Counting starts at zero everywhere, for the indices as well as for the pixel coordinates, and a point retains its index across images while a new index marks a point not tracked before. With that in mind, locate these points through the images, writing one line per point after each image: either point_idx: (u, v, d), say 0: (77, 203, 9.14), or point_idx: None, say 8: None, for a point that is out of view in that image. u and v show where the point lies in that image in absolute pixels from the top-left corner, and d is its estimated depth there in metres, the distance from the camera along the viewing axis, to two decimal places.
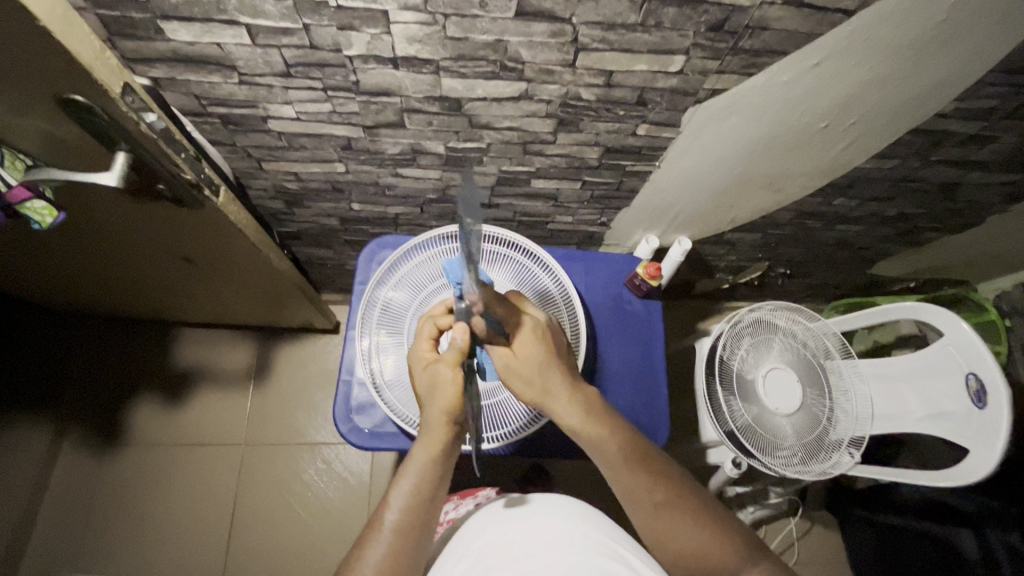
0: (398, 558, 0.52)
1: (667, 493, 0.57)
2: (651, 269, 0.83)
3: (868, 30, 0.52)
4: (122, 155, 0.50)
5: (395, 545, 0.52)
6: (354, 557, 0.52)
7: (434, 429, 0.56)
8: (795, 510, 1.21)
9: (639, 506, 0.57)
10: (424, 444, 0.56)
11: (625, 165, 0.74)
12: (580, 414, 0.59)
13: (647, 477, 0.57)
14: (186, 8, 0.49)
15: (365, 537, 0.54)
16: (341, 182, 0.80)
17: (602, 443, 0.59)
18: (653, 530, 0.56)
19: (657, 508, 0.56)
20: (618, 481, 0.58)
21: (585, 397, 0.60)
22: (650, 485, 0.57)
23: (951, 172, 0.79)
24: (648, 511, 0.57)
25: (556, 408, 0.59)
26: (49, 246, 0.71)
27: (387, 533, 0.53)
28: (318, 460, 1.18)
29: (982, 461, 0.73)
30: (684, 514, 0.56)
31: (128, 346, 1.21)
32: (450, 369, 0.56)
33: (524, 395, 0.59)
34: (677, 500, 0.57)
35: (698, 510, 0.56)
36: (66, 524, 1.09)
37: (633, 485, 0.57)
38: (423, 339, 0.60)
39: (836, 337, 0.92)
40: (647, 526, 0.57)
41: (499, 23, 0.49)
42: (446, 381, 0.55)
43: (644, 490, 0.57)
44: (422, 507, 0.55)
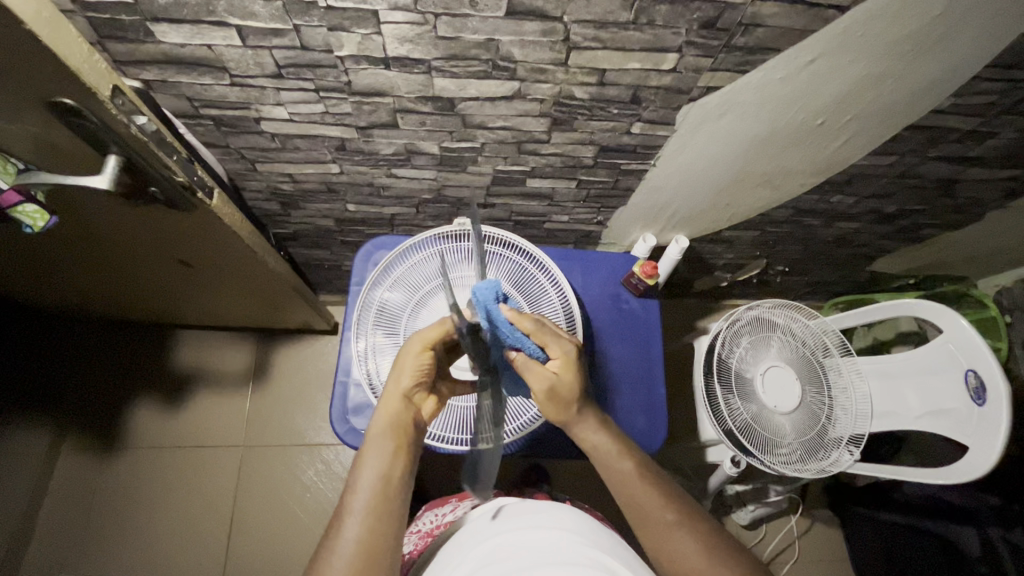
0: (369, 537, 0.51)
1: (678, 513, 0.57)
2: (648, 267, 0.82)
3: (861, 26, 0.52)
4: (114, 159, 0.50)
5: (364, 527, 0.52)
6: (325, 547, 0.51)
7: (389, 403, 0.59)
8: (795, 508, 1.21)
9: (648, 523, 0.57)
10: (378, 419, 0.59)
11: (620, 163, 0.74)
12: (606, 438, 0.61)
13: (656, 495, 0.58)
14: (176, 10, 0.48)
15: (334, 526, 0.53)
16: (336, 183, 0.80)
17: (616, 462, 0.60)
18: (661, 550, 0.56)
19: (668, 526, 0.56)
20: (629, 500, 0.59)
21: (608, 424, 0.63)
22: (662, 503, 0.57)
23: (949, 168, 0.78)
24: (656, 528, 0.56)
25: (583, 432, 0.61)
26: (45, 249, 0.71)
27: (353, 518, 0.52)
28: (317, 462, 1.18)
29: (983, 458, 0.73)
30: (692, 534, 0.55)
31: (127, 348, 1.21)
32: (416, 346, 0.60)
33: (555, 415, 0.61)
34: (685, 518, 0.57)
35: (704, 530, 0.56)
36: (66, 526, 1.09)
37: (646, 501, 0.58)
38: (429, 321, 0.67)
39: (835, 335, 0.91)
40: (654, 544, 0.56)
41: (490, 22, 0.49)
42: (408, 357, 0.60)
43: (654, 508, 0.57)
44: (387, 491, 0.55)
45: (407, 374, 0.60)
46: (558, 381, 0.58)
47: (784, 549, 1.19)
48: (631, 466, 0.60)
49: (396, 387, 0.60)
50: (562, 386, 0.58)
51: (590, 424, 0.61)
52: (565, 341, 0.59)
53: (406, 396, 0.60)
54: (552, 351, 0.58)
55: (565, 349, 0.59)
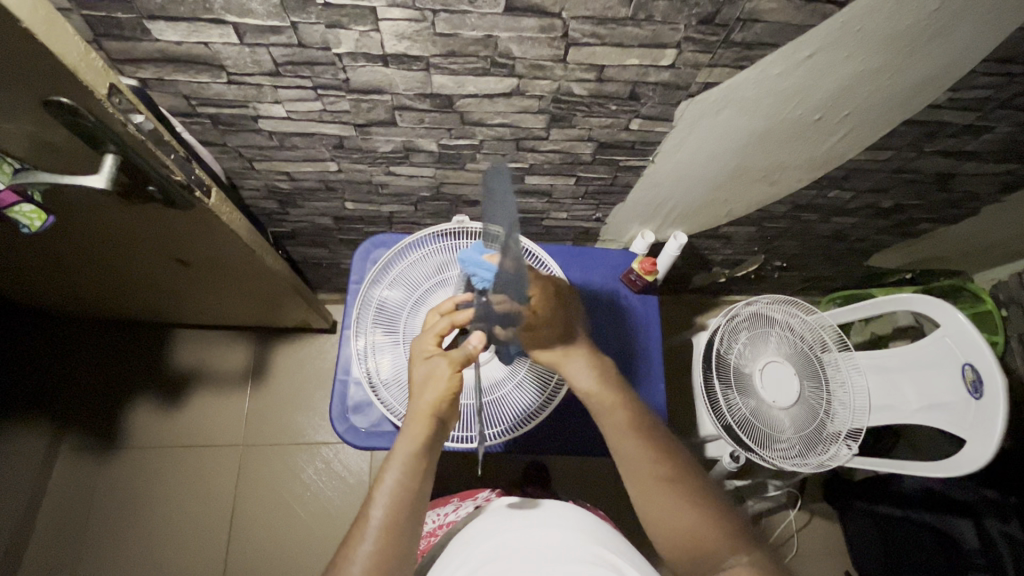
0: (385, 555, 0.51)
1: (670, 468, 0.57)
2: (646, 264, 0.83)
3: (858, 22, 0.52)
4: (112, 157, 0.49)
5: (382, 545, 0.52)
6: (342, 558, 0.52)
7: (419, 420, 0.57)
8: (794, 503, 1.21)
9: (639, 479, 0.57)
10: (406, 438, 0.57)
11: (619, 160, 0.74)
12: (596, 384, 0.62)
13: (647, 449, 0.58)
14: (173, 8, 0.48)
15: (353, 537, 0.53)
16: (334, 181, 0.79)
17: (608, 409, 0.61)
18: (653, 509, 0.56)
19: (659, 480, 0.56)
20: (621, 452, 0.59)
21: (602, 369, 0.64)
22: (654, 458, 0.58)
23: (946, 162, 0.78)
24: (644, 482, 0.57)
25: (573, 372, 0.63)
26: (43, 250, 0.71)
27: (372, 530, 0.52)
28: (318, 460, 1.18)
29: (980, 450, 0.73)
30: (683, 494, 0.55)
31: (125, 349, 1.20)
32: (447, 368, 0.58)
33: (540, 356, 0.64)
34: (676, 477, 0.56)
35: (696, 489, 0.56)
36: (67, 527, 1.09)
37: (638, 455, 0.58)
38: (431, 334, 0.61)
39: (833, 330, 0.92)
40: (647, 504, 0.56)
41: (489, 18, 0.49)
42: (441, 377, 0.58)
43: (644, 462, 0.57)
44: (407, 508, 0.54)
45: (438, 392, 0.57)
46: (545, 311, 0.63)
47: (783, 543, 1.19)
48: (624, 415, 0.61)
49: (424, 406, 0.57)
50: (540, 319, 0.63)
51: (581, 367, 0.63)
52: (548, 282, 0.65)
53: (434, 414, 0.57)
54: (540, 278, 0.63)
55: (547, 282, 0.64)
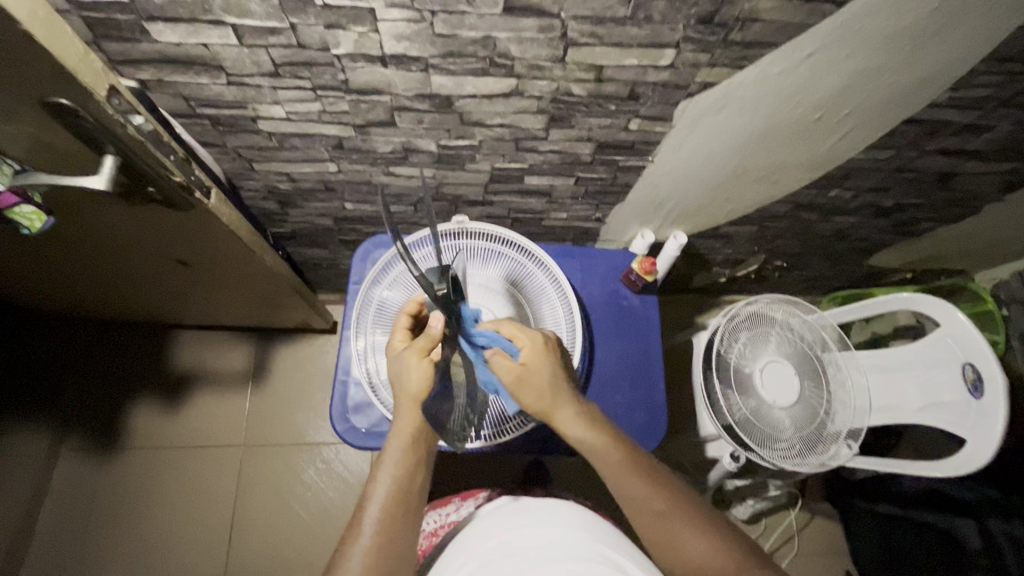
0: (383, 550, 0.51)
1: (667, 501, 0.56)
2: (646, 264, 0.83)
3: (858, 21, 0.52)
4: (111, 159, 0.49)
5: (378, 538, 0.52)
6: (341, 554, 0.51)
7: (404, 415, 0.58)
8: (794, 502, 1.21)
9: (638, 516, 0.56)
10: (397, 432, 0.58)
11: (619, 160, 0.74)
12: (589, 429, 0.60)
13: (644, 485, 0.57)
14: (171, 9, 0.48)
15: (350, 533, 0.53)
16: (333, 182, 0.79)
17: (602, 454, 0.59)
18: (657, 543, 0.55)
19: (657, 515, 0.56)
20: (618, 491, 0.58)
21: (590, 412, 0.62)
22: (651, 493, 0.57)
23: (946, 161, 0.78)
24: (647, 518, 0.56)
25: (565, 424, 0.60)
26: (44, 251, 0.71)
27: (369, 527, 0.52)
28: (318, 461, 1.18)
29: (982, 449, 0.73)
30: (683, 523, 0.55)
31: (126, 350, 1.21)
32: (413, 354, 0.58)
33: (532, 409, 0.60)
34: (675, 504, 0.56)
35: (695, 518, 0.55)
36: (68, 528, 1.09)
37: (634, 491, 0.57)
38: (398, 331, 0.64)
39: (833, 329, 0.92)
40: (649, 537, 0.56)
41: (487, 18, 0.49)
42: (412, 366, 0.58)
43: (644, 498, 0.56)
44: (401, 503, 0.54)
45: (415, 382, 0.58)
46: (527, 371, 0.59)
47: (784, 543, 1.19)
48: (617, 455, 0.59)
49: (406, 395, 0.58)
50: (531, 377, 0.60)
51: (571, 416, 0.60)
52: (535, 335, 0.62)
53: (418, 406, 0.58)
54: (525, 341, 0.61)
55: (534, 342, 0.61)
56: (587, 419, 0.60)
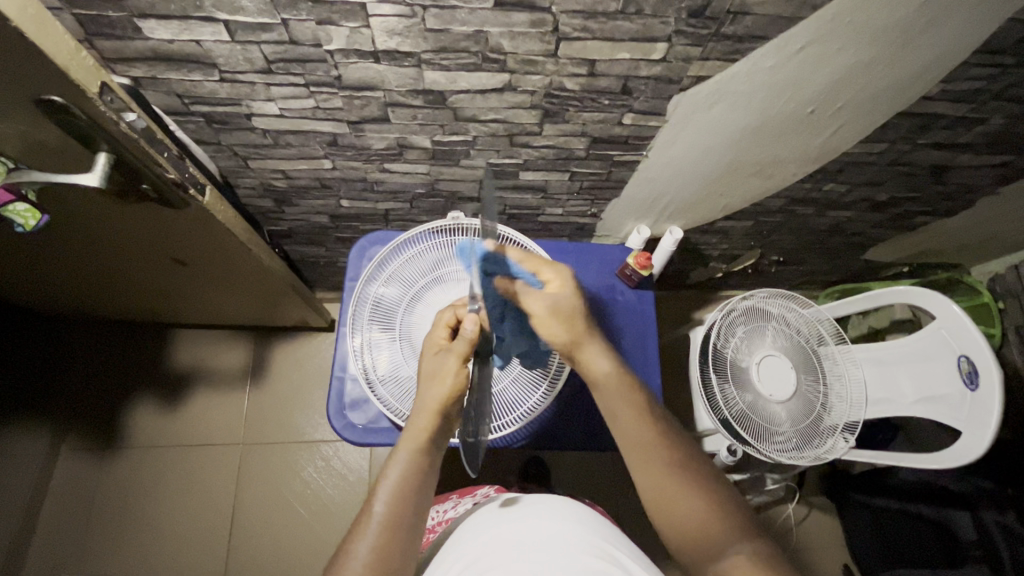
0: (385, 551, 0.51)
1: (680, 456, 0.57)
2: (642, 259, 0.83)
3: (848, 14, 0.52)
4: (103, 156, 0.49)
5: (383, 538, 0.52)
6: (345, 549, 0.52)
7: (424, 418, 0.57)
8: (792, 496, 1.21)
9: (646, 463, 0.57)
10: (409, 433, 0.57)
11: (613, 155, 0.74)
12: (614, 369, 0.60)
13: (656, 438, 0.58)
14: (163, 6, 0.48)
15: (354, 531, 0.53)
16: (329, 179, 0.79)
17: (619, 398, 0.60)
18: (659, 492, 0.56)
19: (668, 466, 0.56)
20: (632, 434, 0.58)
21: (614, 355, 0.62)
22: (665, 445, 0.57)
23: (940, 155, 0.79)
24: (651, 469, 0.57)
25: (592, 355, 0.60)
26: (41, 250, 0.72)
27: (374, 525, 0.52)
28: (317, 458, 1.18)
29: (976, 441, 0.73)
30: (689, 477, 0.56)
31: (124, 348, 1.21)
32: (454, 361, 0.57)
33: (561, 338, 0.59)
34: (686, 464, 0.57)
35: (702, 476, 0.56)
36: (68, 526, 1.09)
37: (650, 438, 0.58)
38: (440, 327, 0.62)
39: (830, 323, 0.93)
40: (651, 483, 0.56)
41: (479, 13, 0.49)
42: (449, 372, 0.57)
43: (657, 449, 0.57)
44: (408, 504, 0.54)
45: (444, 390, 0.57)
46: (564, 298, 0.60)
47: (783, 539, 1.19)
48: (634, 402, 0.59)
49: (432, 402, 0.57)
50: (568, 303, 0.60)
51: (598, 352, 0.60)
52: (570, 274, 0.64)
53: (440, 413, 0.57)
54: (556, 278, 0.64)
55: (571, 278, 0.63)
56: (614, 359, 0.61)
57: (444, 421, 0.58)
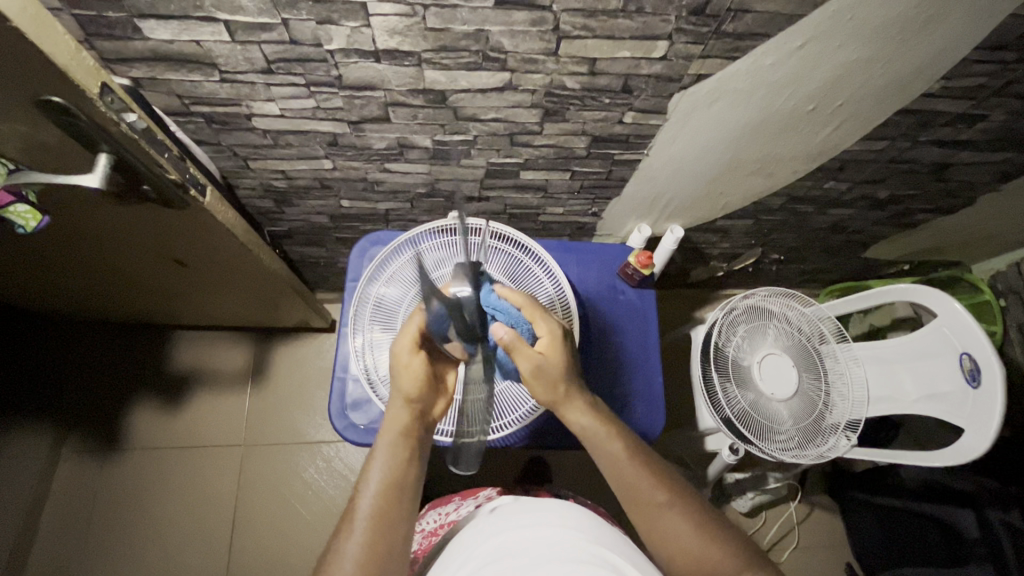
0: (376, 545, 0.51)
1: (669, 493, 0.57)
2: (643, 257, 0.83)
3: (850, 10, 0.52)
4: (104, 157, 0.49)
5: (372, 533, 0.52)
6: (334, 548, 0.52)
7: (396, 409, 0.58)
8: (794, 495, 1.21)
9: (638, 506, 0.57)
10: (388, 425, 0.58)
11: (614, 153, 0.74)
12: (594, 420, 0.60)
13: (649, 479, 0.57)
14: (163, 6, 0.48)
15: (343, 526, 0.53)
16: (329, 179, 0.79)
17: (609, 445, 0.59)
18: (655, 531, 0.56)
19: (659, 506, 0.56)
20: (619, 480, 0.58)
21: (594, 403, 0.61)
22: (652, 484, 0.57)
23: (941, 152, 0.78)
24: (648, 512, 0.56)
25: (570, 412, 0.60)
26: (41, 251, 0.71)
27: (361, 521, 0.52)
28: (319, 459, 1.18)
29: (979, 439, 0.73)
30: (683, 515, 0.55)
31: (125, 350, 1.21)
32: (408, 345, 0.57)
33: (541, 396, 0.59)
34: (678, 501, 0.57)
35: (696, 510, 0.56)
36: (69, 528, 1.09)
37: (638, 481, 0.57)
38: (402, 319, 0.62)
39: (831, 322, 0.92)
40: (646, 526, 0.56)
41: (479, 12, 0.49)
42: (406, 359, 0.58)
43: (645, 490, 0.57)
44: (395, 498, 0.54)
45: (408, 380, 0.58)
46: (545, 361, 0.57)
47: (784, 537, 1.19)
48: (623, 447, 0.59)
49: (400, 394, 0.58)
50: (548, 367, 0.57)
51: (578, 406, 0.60)
52: (554, 322, 0.59)
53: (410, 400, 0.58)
54: (541, 329, 0.59)
55: (553, 330, 0.59)
56: (595, 410, 0.60)
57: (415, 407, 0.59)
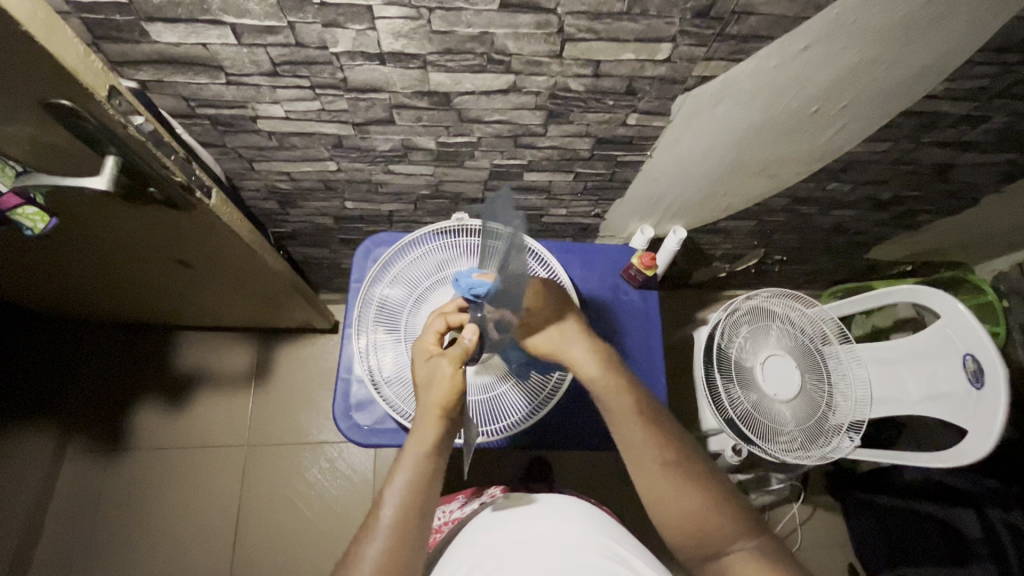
0: (395, 552, 0.52)
1: (676, 454, 0.58)
2: (645, 258, 0.83)
3: (852, 13, 0.52)
4: (111, 159, 0.50)
5: (393, 541, 0.52)
6: (354, 553, 0.52)
7: (427, 420, 0.57)
8: (797, 496, 1.21)
9: (644, 464, 0.58)
10: (416, 438, 0.57)
11: (617, 155, 0.74)
12: (603, 373, 0.63)
13: (656, 438, 0.59)
14: (170, 9, 0.48)
15: (364, 530, 0.54)
16: (333, 181, 0.80)
17: (618, 397, 0.61)
18: (655, 491, 0.57)
19: (664, 466, 0.57)
20: (624, 434, 0.60)
21: (602, 360, 0.64)
22: (660, 444, 0.58)
23: (944, 153, 0.78)
24: (652, 472, 0.57)
25: (576, 360, 0.64)
26: (46, 251, 0.72)
27: (383, 529, 0.53)
28: (322, 460, 1.19)
29: (982, 440, 0.73)
30: (688, 478, 0.57)
31: (129, 350, 1.21)
32: (451, 366, 0.58)
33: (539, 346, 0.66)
34: (683, 463, 0.58)
35: (701, 476, 0.57)
36: (73, 528, 1.10)
37: (645, 439, 0.59)
38: (430, 332, 0.62)
39: (834, 323, 0.92)
40: (648, 484, 0.57)
41: (484, 15, 0.49)
42: (444, 376, 0.58)
43: (652, 450, 0.58)
44: (418, 506, 0.54)
45: (444, 393, 0.58)
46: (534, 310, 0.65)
47: (787, 538, 1.19)
48: (631, 404, 0.61)
49: (431, 404, 0.58)
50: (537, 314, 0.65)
51: (585, 357, 0.64)
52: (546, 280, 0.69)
53: (444, 413, 0.58)
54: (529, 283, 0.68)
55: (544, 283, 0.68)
56: (604, 363, 0.63)
57: (448, 421, 0.58)
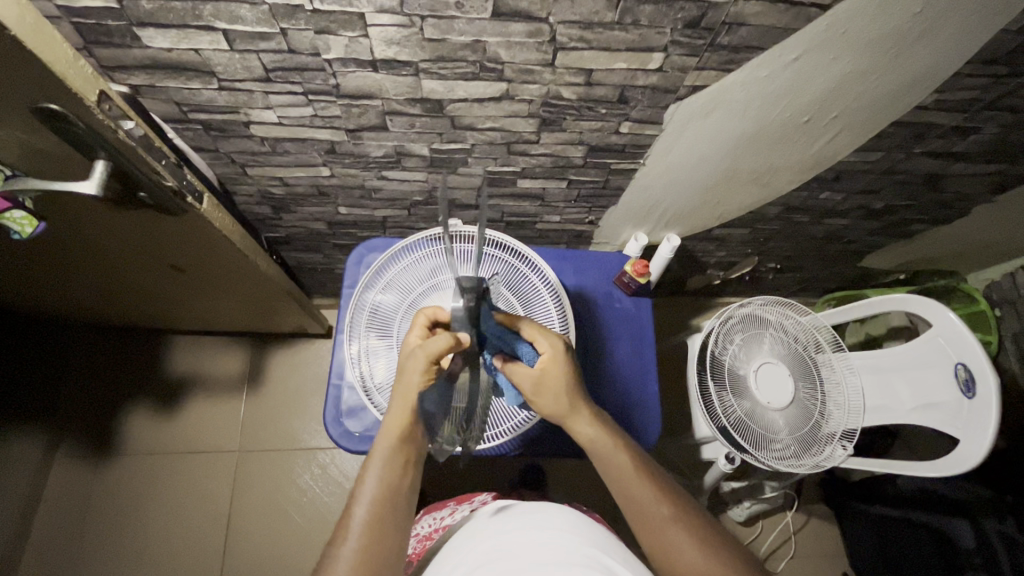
0: (371, 549, 0.51)
1: (674, 507, 0.56)
2: (638, 266, 0.84)
3: (842, 25, 0.53)
4: (100, 164, 0.49)
5: (367, 539, 0.51)
6: (329, 555, 0.51)
7: (398, 413, 0.57)
8: (791, 504, 1.21)
9: (645, 519, 0.56)
10: (386, 432, 0.57)
11: (610, 163, 0.74)
12: (602, 430, 0.60)
13: (652, 490, 0.57)
14: (161, 14, 0.48)
15: (337, 534, 0.52)
16: (327, 186, 0.80)
17: (614, 454, 0.59)
18: (658, 548, 0.54)
19: (664, 520, 0.55)
20: (623, 492, 0.58)
21: (605, 419, 0.62)
22: (656, 497, 0.56)
23: (935, 163, 0.79)
24: (655, 527, 0.55)
25: (577, 424, 0.60)
26: (36, 255, 0.71)
27: (357, 527, 0.52)
28: (314, 466, 1.18)
29: (974, 449, 0.73)
30: (686, 529, 0.54)
31: (121, 354, 1.21)
32: (421, 361, 0.55)
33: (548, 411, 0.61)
34: (682, 515, 0.55)
35: (700, 526, 0.55)
36: (60, 535, 1.08)
37: (642, 493, 0.57)
38: (416, 327, 0.60)
39: (828, 331, 0.91)
40: (651, 541, 0.55)
41: (476, 23, 0.49)
42: (415, 370, 0.56)
43: (648, 504, 0.56)
44: (392, 502, 0.54)
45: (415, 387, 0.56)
46: (544, 376, 0.59)
47: (780, 546, 1.19)
48: (625, 460, 0.59)
49: (403, 398, 0.57)
50: (549, 380, 0.59)
51: (586, 417, 0.60)
52: (554, 337, 0.60)
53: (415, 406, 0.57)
54: (543, 346, 0.60)
55: (556, 346, 0.60)
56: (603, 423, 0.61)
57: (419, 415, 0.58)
